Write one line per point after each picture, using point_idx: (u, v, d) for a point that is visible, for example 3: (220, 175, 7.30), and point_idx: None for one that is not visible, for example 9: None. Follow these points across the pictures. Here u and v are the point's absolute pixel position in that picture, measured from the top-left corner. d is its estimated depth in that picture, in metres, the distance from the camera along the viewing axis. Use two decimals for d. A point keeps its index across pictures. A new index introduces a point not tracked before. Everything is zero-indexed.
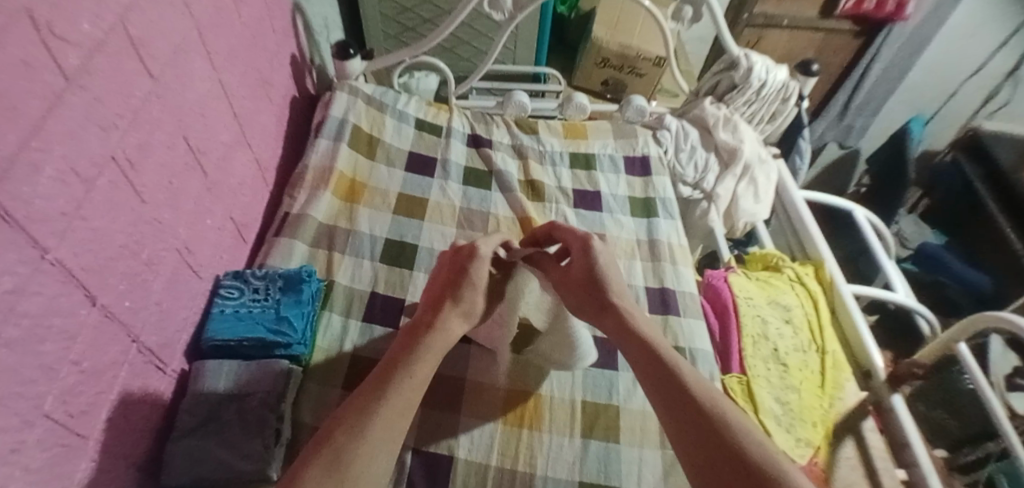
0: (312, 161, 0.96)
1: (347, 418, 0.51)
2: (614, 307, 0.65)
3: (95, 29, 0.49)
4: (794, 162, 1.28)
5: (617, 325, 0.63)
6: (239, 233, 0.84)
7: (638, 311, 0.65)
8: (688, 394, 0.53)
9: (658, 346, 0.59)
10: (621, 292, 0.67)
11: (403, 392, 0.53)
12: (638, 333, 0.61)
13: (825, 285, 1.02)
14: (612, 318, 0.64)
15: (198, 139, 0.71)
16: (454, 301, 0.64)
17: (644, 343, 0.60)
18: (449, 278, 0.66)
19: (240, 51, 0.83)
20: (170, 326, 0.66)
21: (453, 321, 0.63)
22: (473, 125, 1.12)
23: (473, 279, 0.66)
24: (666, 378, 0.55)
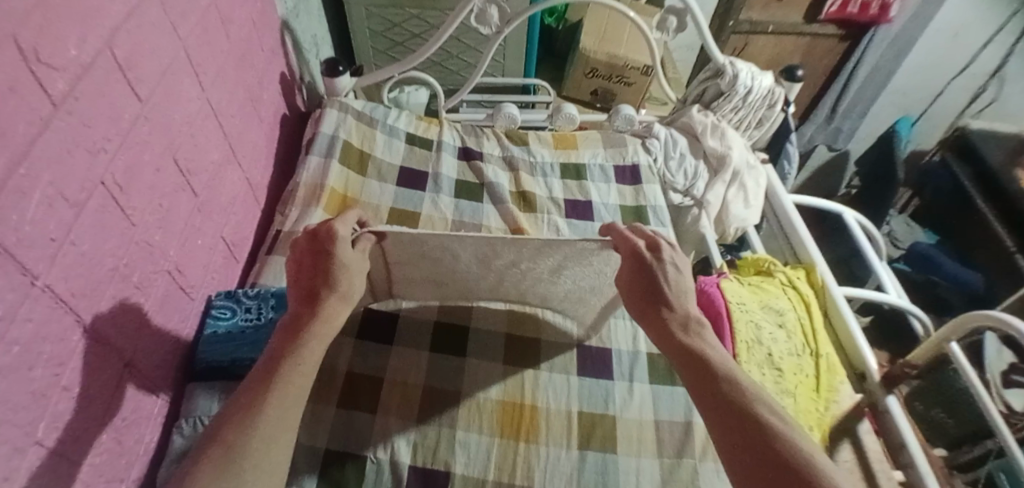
0: (303, 177, 0.96)
1: (235, 412, 0.50)
2: (661, 317, 0.62)
3: (81, 54, 0.49)
4: (782, 167, 1.30)
5: (662, 332, 0.61)
6: (230, 252, 0.84)
7: (690, 322, 0.61)
8: (721, 392, 0.53)
9: (704, 355, 0.57)
10: (676, 302, 0.62)
11: (291, 382, 0.53)
12: (683, 342, 0.59)
13: (817, 287, 1.03)
14: (659, 328, 0.61)
15: (187, 160, 0.71)
16: (328, 287, 0.60)
17: (688, 352, 0.58)
18: (313, 263, 0.62)
19: (228, 70, 0.83)
20: (163, 348, 0.66)
21: (333, 307, 0.60)
22: (463, 138, 1.13)
23: (338, 261, 0.61)
24: (711, 388, 0.54)
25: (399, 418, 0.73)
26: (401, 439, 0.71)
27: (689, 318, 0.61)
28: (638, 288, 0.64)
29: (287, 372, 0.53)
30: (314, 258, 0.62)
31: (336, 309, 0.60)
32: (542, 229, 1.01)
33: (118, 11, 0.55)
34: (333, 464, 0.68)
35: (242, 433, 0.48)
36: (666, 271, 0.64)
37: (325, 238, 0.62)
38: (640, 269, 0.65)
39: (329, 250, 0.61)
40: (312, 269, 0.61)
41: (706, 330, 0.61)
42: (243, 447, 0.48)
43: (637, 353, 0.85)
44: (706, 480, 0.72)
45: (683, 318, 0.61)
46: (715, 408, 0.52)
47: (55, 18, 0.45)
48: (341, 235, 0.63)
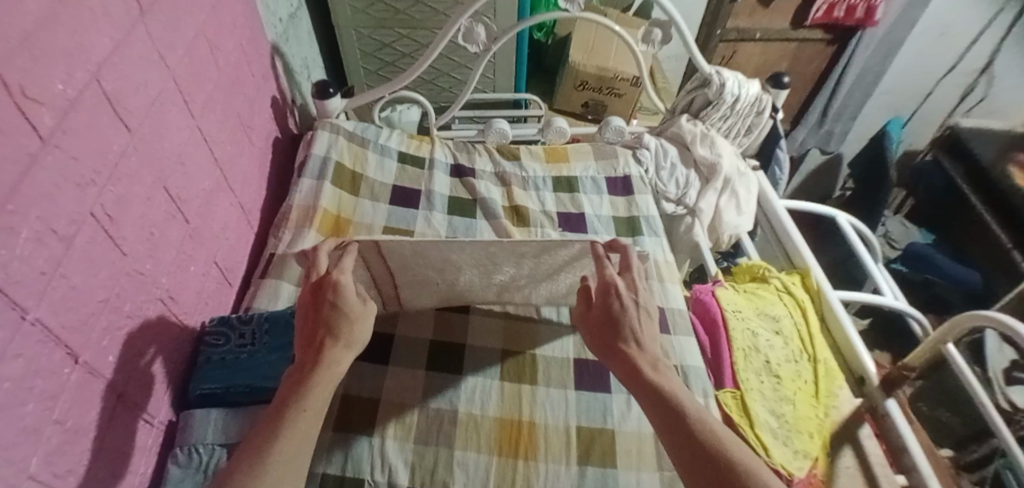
0: (295, 199, 0.97)
1: (241, 465, 0.50)
2: (630, 356, 0.63)
3: (69, 89, 0.50)
4: (773, 174, 1.31)
5: (630, 370, 0.62)
6: (223, 277, 0.84)
7: (660, 362, 0.63)
8: (692, 431, 0.55)
9: (673, 395, 0.59)
10: (644, 340, 0.64)
11: (295, 432, 0.53)
12: (652, 381, 0.60)
13: (812, 293, 1.03)
14: (628, 366, 0.62)
15: (178, 188, 0.71)
16: (331, 335, 0.60)
17: (658, 391, 0.59)
18: (316, 312, 0.62)
19: (218, 98, 0.84)
20: (156, 377, 0.66)
21: (339, 355, 0.60)
22: (455, 155, 1.14)
23: (343, 312, 0.61)
24: (683, 426, 0.56)
25: (395, 439, 0.73)
26: (398, 461, 0.71)
27: (655, 356, 0.63)
28: (607, 326, 0.66)
29: (288, 423, 0.53)
30: (317, 309, 0.62)
31: (339, 354, 0.60)
32: None
33: (104, 44, 0.56)
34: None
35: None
36: (635, 310, 0.66)
37: (329, 290, 0.62)
38: (607, 307, 0.67)
39: (334, 304, 0.62)
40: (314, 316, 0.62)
41: (671, 370, 0.63)
42: None
43: None
44: None
45: (651, 357, 0.63)
46: (690, 451, 0.54)
47: (42, 55, 0.46)
48: (345, 289, 0.62)
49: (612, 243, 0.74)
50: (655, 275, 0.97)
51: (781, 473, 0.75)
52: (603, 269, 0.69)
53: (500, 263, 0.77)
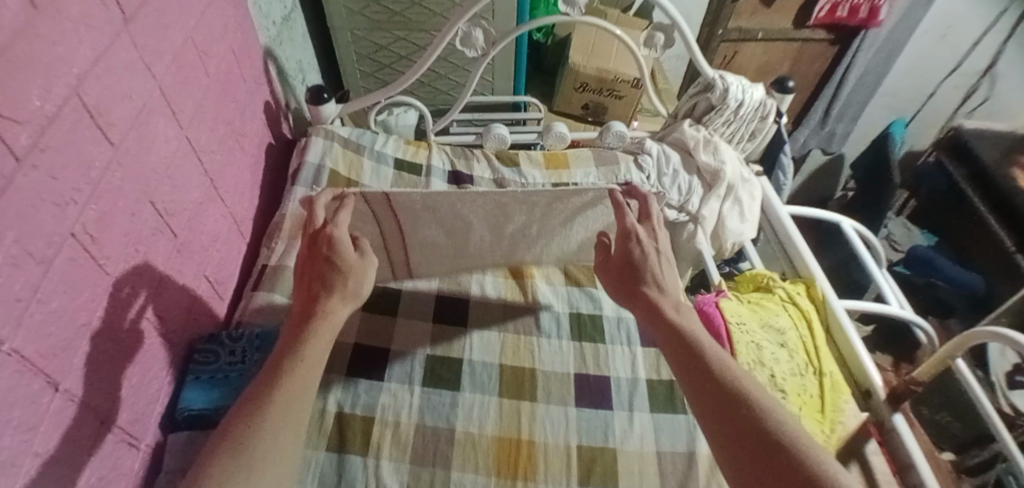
0: (288, 209, 0.94)
1: (254, 397, 0.53)
2: (653, 301, 0.67)
3: (46, 105, 0.47)
4: (777, 179, 1.28)
5: (650, 308, 0.67)
6: (214, 290, 0.81)
7: (682, 305, 0.67)
8: (701, 358, 0.59)
9: (687, 328, 0.63)
10: (665, 283, 0.70)
11: (303, 369, 0.56)
12: (667, 315, 0.65)
13: (818, 303, 1.00)
14: (652, 310, 0.67)
15: (165, 201, 0.69)
16: (327, 288, 0.63)
17: (673, 327, 0.63)
18: (312, 269, 0.65)
19: (208, 105, 0.82)
20: (143, 398, 0.63)
21: (338, 306, 0.63)
22: (453, 161, 1.11)
23: (342, 262, 0.65)
24: (693, 352, 0.60)
25: (391, 459, 0.71)
26: (392, 483, 0.68)
27: (677, 300, 0.68)
28: (629, 271, 0.72)
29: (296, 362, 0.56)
30: (310, 268, 0.65)
31: (337, 302, 0.63)
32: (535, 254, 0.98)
33: (86, 57, 0.53)
34: None
35: (261, 415, 0.51)
36: (652, 258, 0.72)
37: (326, 248, 0.65)
38: (628, 255, 0.72)
39: (328, 258, 0.65)
40: (309, 274, 0.65)
41: (690, 312, 0.67)
42: (260, 429, 0.51)
43: (636, 381, 0.82)
44: None
45: (671, 299, 0.68)
46: (693, 371, 0.58)
47: (17, 70, 0.43)
48: (341, 245, 0.66)
49: (631, 191, 0.82)
50: None
51: None
52: (625, 217, 0.74)
53: (511, 215, 0.87)
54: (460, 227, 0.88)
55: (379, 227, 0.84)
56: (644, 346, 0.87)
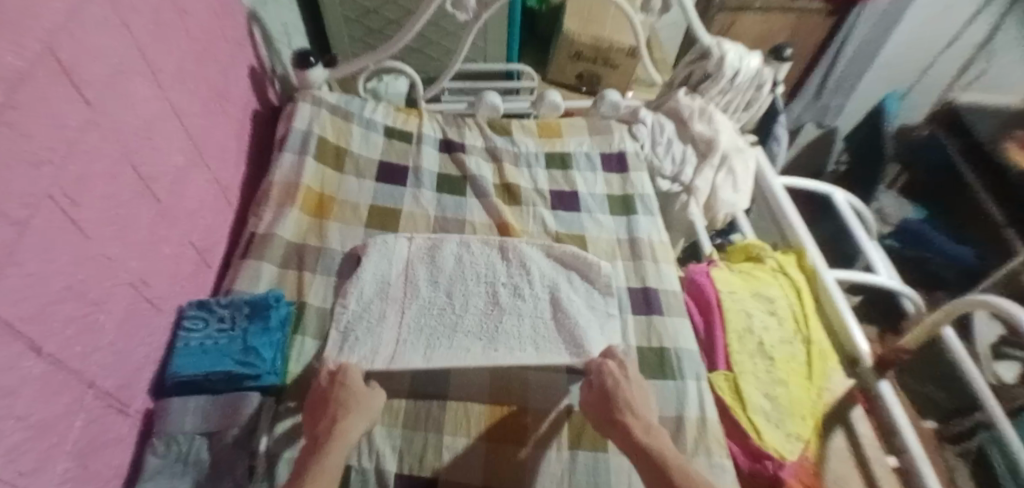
0: (276, 176, 0.93)
1: None
2: (632, 433, 0.64)
3: (19, 62, 0.45)
4: (772, 149, 1.28)
5: (625, 438, 0.64)
6: (200, 258, 0.80)
7: (651, 428, 0.65)
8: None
9: (660, 456, 0.61)
10: (639, 410, 0.67)
11: None
12: (642, 445, 0.63)
13: (808, 273, 1.01)
14: (636, 440, 0.63)
15: (146, 165, 0.67)
16: (341, 407, 0.64)
17: (650, 455, 0.62)
18: (322, 401, 0.65)
19: (189, 68, 0.79)
20: (131, 363, 0.63)
21: (352, 426, 0.62)
22: (444, 130, 1.09)
23: (345, 392, 0.65)
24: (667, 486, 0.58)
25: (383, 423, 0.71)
26: (385, 447, 0.69)
27: (649, 423, 0.66)
28: (601, 401, 0.68)
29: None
30: (320, 403, 0.65)
31: (352, 425, 0.62)
32: (527, 223, 0.98)
33: (59, 12, 0.51)
34: None
35: None
36: (628, 386, 0.69)
37: (336, 385, 0.66)
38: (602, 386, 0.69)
39: (341, 383, 0.66)
40: (319, 407, 0.65)
41: (664, 434, 0.65)
42: None
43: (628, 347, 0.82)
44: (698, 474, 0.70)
45: (644, 422, 0.65)
46: None
47: None
48: (351, 374, 0.68)
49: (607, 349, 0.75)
50: (649, 256, 0.95)
51: (773, 456, 0.74)
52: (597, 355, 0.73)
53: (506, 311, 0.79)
54: (451, 313, 0.79)
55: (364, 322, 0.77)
56: (634, 313, 0.87)
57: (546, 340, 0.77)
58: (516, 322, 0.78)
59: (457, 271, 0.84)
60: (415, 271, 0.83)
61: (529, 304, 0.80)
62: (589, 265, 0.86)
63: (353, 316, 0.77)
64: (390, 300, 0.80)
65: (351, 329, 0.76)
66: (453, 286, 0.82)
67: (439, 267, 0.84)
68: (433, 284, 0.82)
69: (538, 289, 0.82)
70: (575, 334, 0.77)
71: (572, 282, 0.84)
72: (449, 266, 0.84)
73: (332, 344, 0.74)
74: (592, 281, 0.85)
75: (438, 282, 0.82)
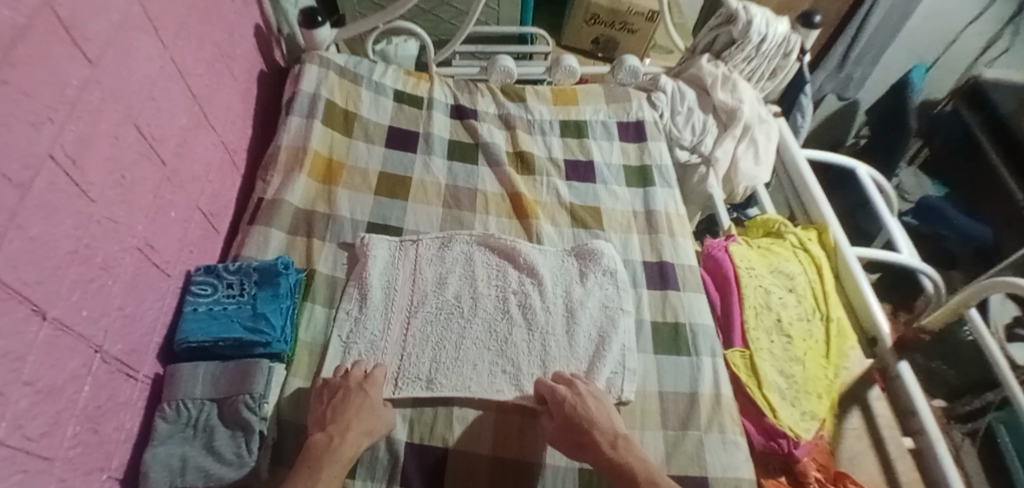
0: (284, 140, 0.90)
1: None
2: (603, 453, 0.62)
3: (16, 14, 0.43)
4: (794, 120, 1.22)
5: (594, 452, 0.63)
6: (208, 223, 0.78)
7: (619, 439, 0.64)
8: None
9: (625, 464, 0.61)
10: (602, 422, 0.65)
11: None
12: (613, 459, 0.62)
13: (829, 250, 0.98)
14: (608, 458, 0.62)
15: (151, 126, 0.65)
16: (357, 417, 0.63)
17: (628, 473, 0.60)
18: (342, 404, 0.64)
19: (193, 26, 0.76)
20: (139, 328, 0.62)
21: (352, 441, 0.61)
22: (456, 95, 1.05)
23: (368, 400, 0.65)
24: None
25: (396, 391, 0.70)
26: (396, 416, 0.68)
27: (615, 432, 0.64)
28: (566, 420, 0.65)
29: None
30: (335, 408, 0.63)
31: (358, 437, 0.61)
32: (541, 193, 0.95)
33: None
34: None
35: None
36: (590, 402, 0.67)
37: (359, 392, 0.65)
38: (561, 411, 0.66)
39: (363, 391, 0.66)
40: (339, 409, 0.63)
41: (632, 442, 0.64)
42: None
43: (641, 322, 0.81)
44: (711, 453, 0.69)
45: (611, 433, 0.64)
46: None
47: None
48: (375, 379, 0.68)
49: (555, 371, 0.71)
50: (665, 230, 0.92)
51: (787, 434, 0.72)
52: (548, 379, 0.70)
53: (515, 321, 0.77)
54: (459, 321, 0.77)
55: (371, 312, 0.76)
56: (649, 288, 0.85)
57: (556, 357, 0.75)
58: (526, 335, 0.76)
59: (466, 276, 0.81)
60: (421, 274, 0.81)
61: (539, 316, 0.78)
62: (601, 256, 0.84)
63: (357, 319, 0.76)
64: (399, 307, 0.78)
65: (356, 338, 0.74)
66: (461, 294, 0.79)
67: (446, 274, 0.81)
68: (440, 291, 0.79)
69: (552, 297, 0.80)
70: (588, 345, 0.77)
71: (584, 279, 0.82)
72: (458, 270, 0.82)
73: (335, 351, 0.73)
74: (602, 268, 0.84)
75: (445, 290, 0.80)
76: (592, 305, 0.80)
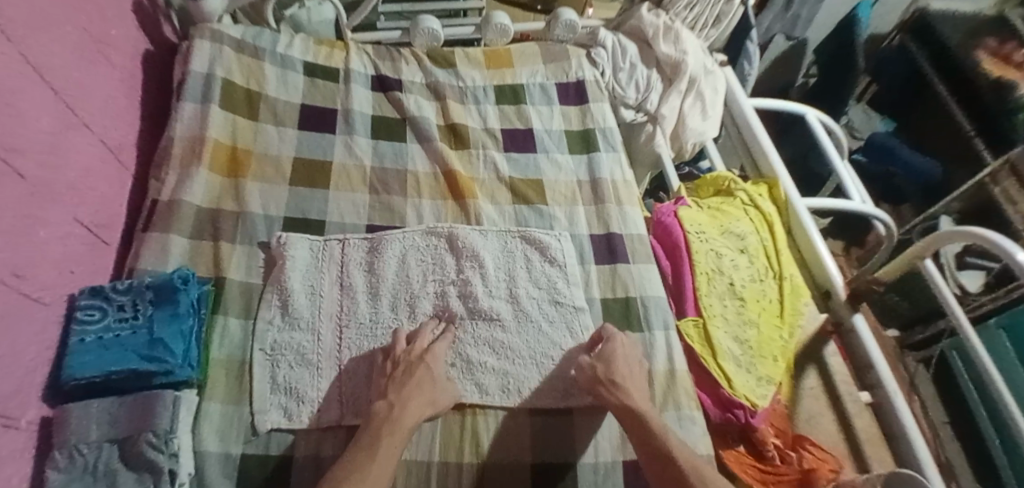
0: (177, 131, 0.79)
1: None
2: (607, 395, 0.63)
3: None
4: (742, 69, 1.16)
5: (619, 402, 0.62)
6: (93, 236, 0.69)
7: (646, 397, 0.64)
8: (664, 445, 0.57)
9: (653, 418, 0.60)
10: (634, 380, 0.65)
11: (380, 466, 0.53)
12: (636, 408, 0.61)
13: (779, 204, 0.95)
14: (621, 398, 0.62)
15: (4, 136, 0.54)
16: (415, 384, 0.62)
17: (633, 413, 0.61)
18: (406, 374, 0.63)
19: (48, 6, 0.64)
20: (18, 369, 0.53)
21: (415, 411, 0.59)
22: (376, 64, 0.95)
23: (430, 371, 0.64)
24: (655, 447, 0.58)
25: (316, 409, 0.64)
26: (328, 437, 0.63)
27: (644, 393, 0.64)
28: (597, 362, 0.66)
29: (372, 460, 0.53)
30: (399, 377, 0.63)
31: (420, 409, 0.60)
32: (477, 169, 0.88)
33: None
34: (252, 477, 0.59)
35: None
36: (626, 354, 0.67)
37: (422, 362, 0.64)
38: (602, 364, 0.66)
39: (425, 362, 0.64)
40: (402, 379, 0.62)
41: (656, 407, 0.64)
42: None
43: (591, 301, 0.77)
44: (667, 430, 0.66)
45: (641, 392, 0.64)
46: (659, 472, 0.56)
47: None
48: (435, 352, 0.67)
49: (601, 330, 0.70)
50: (611, 199, 0.86)
51: (744, 404, 0.70)
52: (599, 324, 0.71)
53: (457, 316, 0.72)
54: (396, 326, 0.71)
55: (297, 326, 0.69)
56: (596, 262, 0.80)
57: (506, 347, 0.71)
58: (471, 328, 0.72)
59: (400, 272, 0.74)
60: (350, 277, 0.74)
61: (483, 304, 0.73)
62: (546, 238, 0.79)
63: (279, 336, 0.69)
64: (329, 317, 0.71)
65: (282, 352, 0.68)
66: (398, 296, 0.73)
67: (378, 274, 0.74)
68: (372, 294, 0.73)
69: (494, 282, 0.75)
70: (538, 333, 0.72)
71: (527, 262, 0.78)
72: (390, 266, 0.75)
73: (262, 372, 0.66)
74: (547, 251, 0.79)
75: (377, 292, 0.73)
76: (537, 291, 0.76)
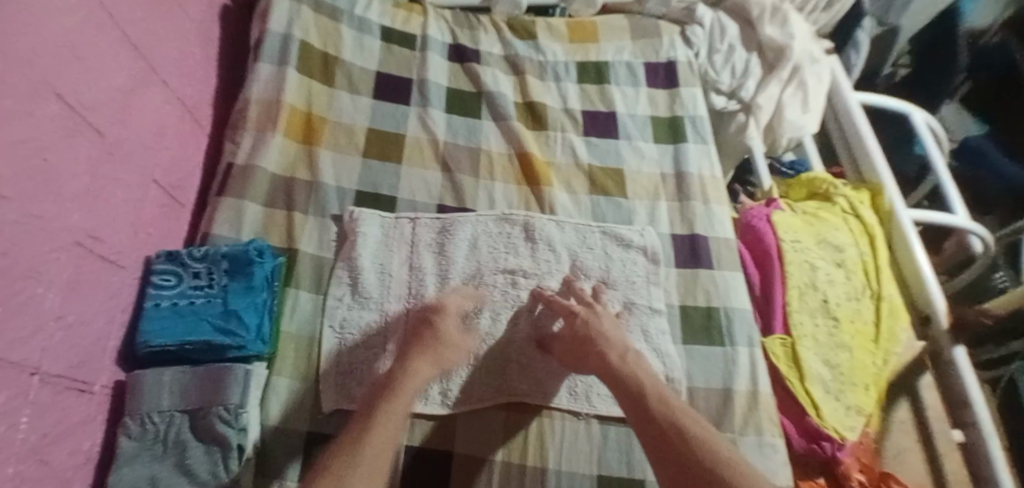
0: (252, 92, 0.77)
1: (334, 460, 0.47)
2: (591, 359, 0.60)
3: None
4: (847, 60, 1.05)
5: (598, 363, 0.59)
6: (169, 196, 0.68)
7: (629, 354, 0.59)
8: (642, 398, 0.54)
9: (630, 372, 0.57)
10: (613, 338, 0.61)
11: (382, 421, 0.51)
12: (609, 365, 0.58)
13: (881, 215, 0.86)
14: (598, 362, 0.59)
15: (81, 91, 0.52)
16: (421, 347, 0.59)
17: (614, 377, 0.57)
18: (416, 340, 0.60)
19: None
20: (92, 331, 0.52)
21: (420, 370, 0.57)
22: (454, 33, 0.90)
23: (434, 336, 0.60)
24: (637, 400, 0.54)
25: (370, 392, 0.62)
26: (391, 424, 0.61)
27: (624, 348, 0.60)
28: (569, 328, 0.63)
29: (379, 413, 0.52)
30: (410, 342, 0.60)
31: (424, 374, 0.57)
32: (554, 152, 0.82)
33: None
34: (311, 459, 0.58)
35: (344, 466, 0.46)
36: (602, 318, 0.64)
37: (427, 327, 0.61)
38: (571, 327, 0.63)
39: (433, 326, 0.61)
40: (411, 345, 0.60)
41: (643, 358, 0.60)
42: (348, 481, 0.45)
43: (671, 308, 0.71)
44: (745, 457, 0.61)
45: (617, 349, 0.60)
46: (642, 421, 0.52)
47: None
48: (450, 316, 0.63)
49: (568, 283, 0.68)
50: (697, 196, 0.80)
51: (831, 436, 0.65)
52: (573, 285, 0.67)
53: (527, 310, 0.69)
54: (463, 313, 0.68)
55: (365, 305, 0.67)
56: (677, 265, 0.74)
57: None
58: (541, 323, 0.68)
59: (472, 256, 0.71)
60: (420, 258, 0.71)
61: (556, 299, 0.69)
62: (628, 237, 0.74)
63: (349, 314, 0.66)
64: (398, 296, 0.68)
65: (350, 330, 0.65)
66: (467, 282, 0.70)
67: (448, 257, 0.71)
68: (441, 278, 0.70)
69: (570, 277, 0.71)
70: None
71: (608, 256, 0.73)
72: (461, 250, 0.71)
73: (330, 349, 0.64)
74: (631, 249, 0.74)
75: (446, 275, 0.70)
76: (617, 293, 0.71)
